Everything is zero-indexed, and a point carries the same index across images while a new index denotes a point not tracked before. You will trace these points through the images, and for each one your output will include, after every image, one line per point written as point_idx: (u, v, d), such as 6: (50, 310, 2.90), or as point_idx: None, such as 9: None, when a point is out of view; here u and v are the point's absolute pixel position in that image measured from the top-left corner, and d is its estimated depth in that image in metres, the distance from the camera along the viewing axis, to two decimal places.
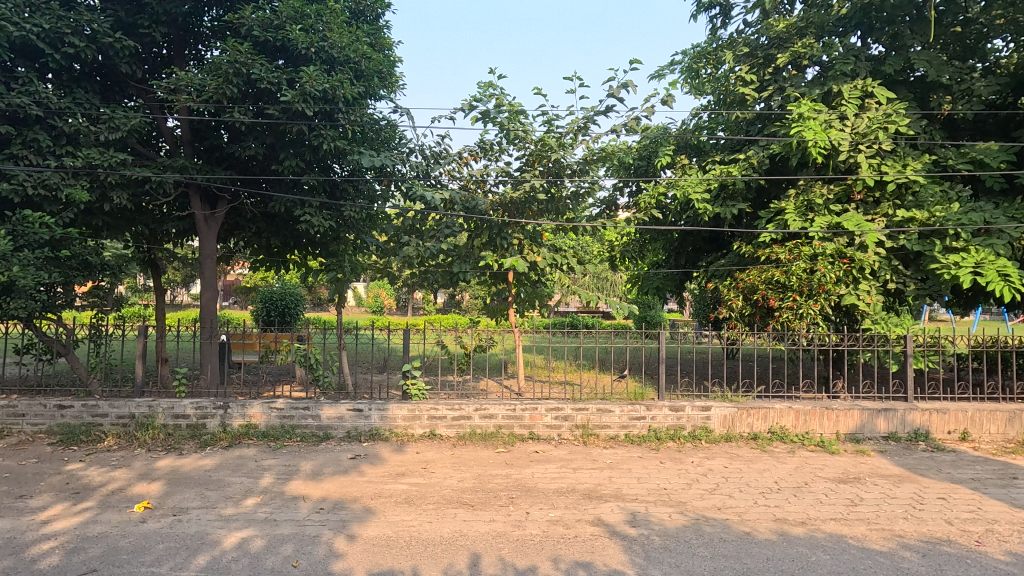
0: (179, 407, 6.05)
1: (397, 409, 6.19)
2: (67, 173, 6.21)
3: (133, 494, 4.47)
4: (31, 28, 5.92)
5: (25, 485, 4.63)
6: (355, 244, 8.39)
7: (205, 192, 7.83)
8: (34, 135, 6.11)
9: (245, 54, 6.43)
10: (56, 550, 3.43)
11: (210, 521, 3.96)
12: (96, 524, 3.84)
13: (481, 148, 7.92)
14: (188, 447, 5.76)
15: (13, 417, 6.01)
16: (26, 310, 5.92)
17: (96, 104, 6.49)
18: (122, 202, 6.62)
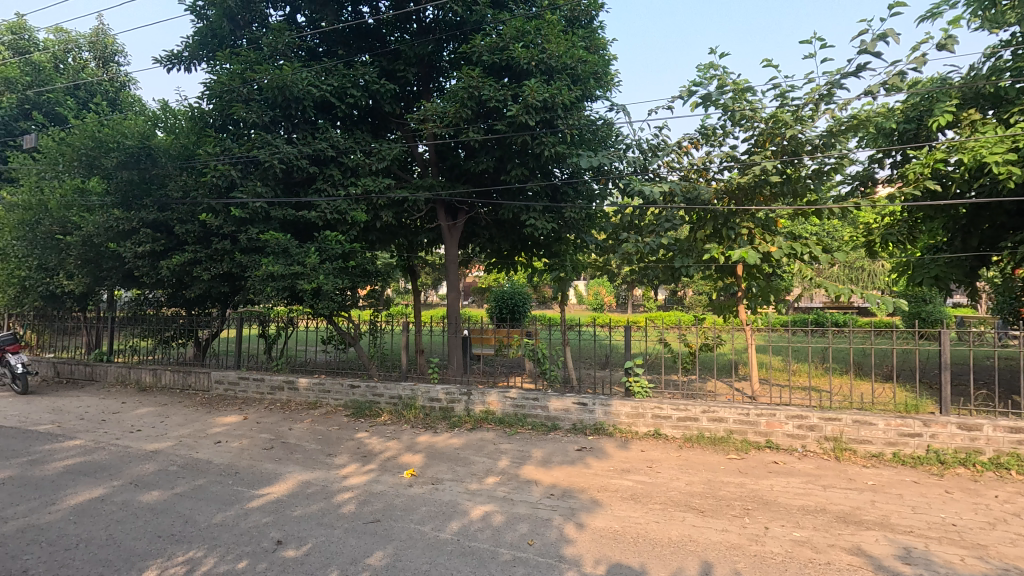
0: (434, 391, 7.05)
1: (621, 406, 6.23)
2: (352, 200, 7.74)
3: (402, 462, 5.38)
4: (327, 88, 7.50)
5: (332, 446, 5.94)
6: (576, 244, 8.68)
7: (448, 205, 8.97)
8: (331, 172, 7.75)
9: (477, 78, 7.15)
10: (353, 499, 4.32)
11: (460, 493, 4.53)
12: (379, 483, 4.73)
13: (703, 134, 7.47)
14: (441, 426, 6.68)
15: (323, 392, 7.73)
16: (329, 309, 7.56)
17: (369, 141, 7.98)
18: (388, 219, 8.02)
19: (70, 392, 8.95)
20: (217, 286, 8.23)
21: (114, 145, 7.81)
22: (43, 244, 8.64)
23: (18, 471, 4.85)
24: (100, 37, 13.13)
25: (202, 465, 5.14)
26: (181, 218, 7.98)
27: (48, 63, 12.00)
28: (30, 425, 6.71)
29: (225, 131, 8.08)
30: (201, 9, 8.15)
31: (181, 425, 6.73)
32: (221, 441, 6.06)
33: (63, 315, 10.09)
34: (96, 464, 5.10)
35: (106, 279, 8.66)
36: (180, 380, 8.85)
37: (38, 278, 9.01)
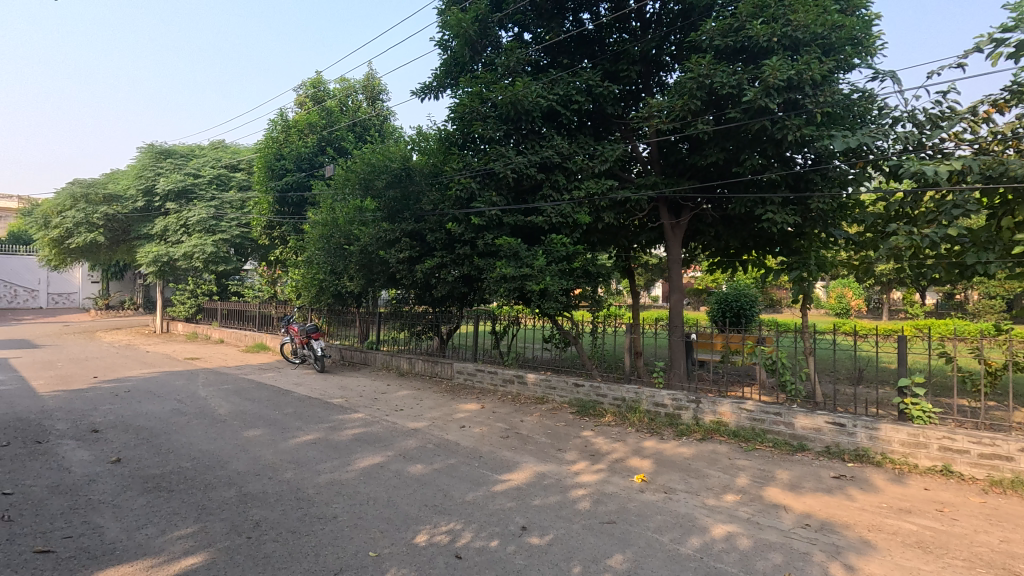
0: (659, 396, 6.82)
1: (892, 432, 5.20)
2: (575, 203, 7.94)
3: (631, 466, 5.30)
4: (554, 97, 7.84)
5: (560, 441, 6.15)
6: (822, 239, 7.52)
7: (671, 203, 8.60)
8: (555, 177, 8.07)
9: (708, 65, 6.68)
10: (586, 497, 4.37)
11: (697, 507, 4.26)
12: (610, 485, 4.72)
13: (1013, 93, 5.83)
14: (668, 433, 6.42)
15: (549, 388, 8.08)
16: (555, 309, 7.87)
17: (592, 144, 8.09)
18: (610, 220, 8.03)
19: (351, 373, 10.97)
20: (459, 287, 9.20)
21: (383, 169, 9.33)
22: (334, 253, 10.70)
23: (323, 435, 6.08)
24: (370, 81, 16.00)
25: (451, 446, 5.78)
26: (431, 228, 9.14)
27: (336, 107, 14.95)
28: (327, 398, 8.39)
29: (465, 148, 8.98)
30: (447, 42, 9.17)
31: (433, 408, 7.69)
32: (465, 426, 6.74)
33: (346, 310, 12.41)
34: (374, 435, 6.12)
35: (376, 280, 10.33)
36: (429, 369, 10.16)
37: (330, 280, 11.17)
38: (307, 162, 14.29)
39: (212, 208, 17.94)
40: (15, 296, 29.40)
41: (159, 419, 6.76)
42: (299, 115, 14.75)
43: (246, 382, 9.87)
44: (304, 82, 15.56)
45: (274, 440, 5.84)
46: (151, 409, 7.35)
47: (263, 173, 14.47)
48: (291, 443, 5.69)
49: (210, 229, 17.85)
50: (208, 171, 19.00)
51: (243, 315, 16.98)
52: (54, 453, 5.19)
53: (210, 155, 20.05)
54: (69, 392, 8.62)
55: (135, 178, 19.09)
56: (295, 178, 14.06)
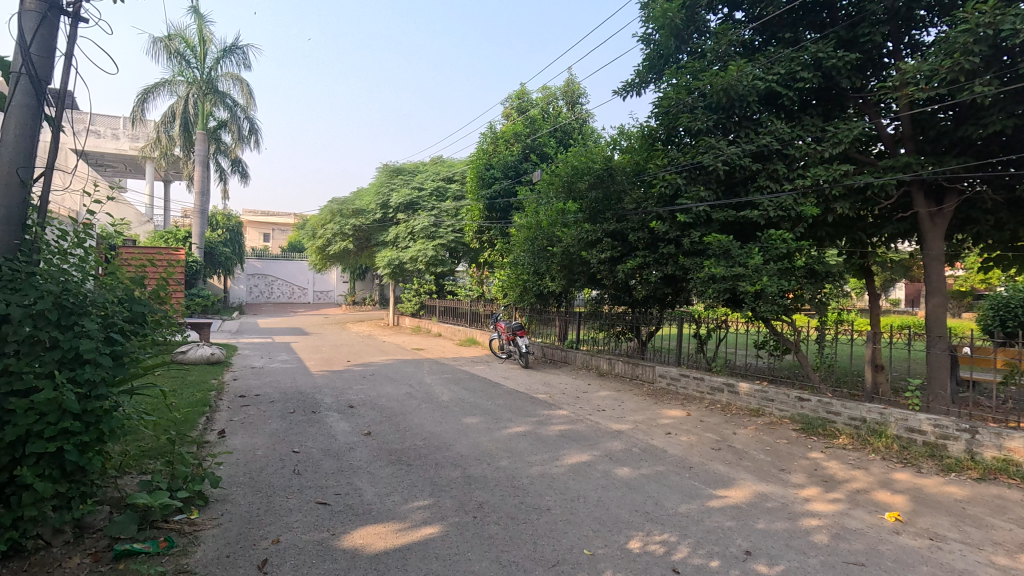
0: (914, 420, 5.69)
1: None
2: (799, 194, 7.04)
3: (878, 500, 4.48)
4: (774, 78, 7.10)
5: (783, 461, 5.49)
6: None
7: (929, 187, 7.08)
8: (774, 166, 7.27)
9: (992, 12, 5.30)
10: (823, 530, 3.82)
11: (981, 564, 3.41)
12: (852, 519, 4.05)
13: None
14: (927, 466, 5.29)
15: (766, 400, 7.30)
16: (773, 313, 7.07)
17: (821, 125, 7.09)
18: (845, 211, 6.92)
19: (553, 370, 11.35)
20: (661, 288, 8.82)
21: (586, 171, 9.45)
22: (538, 255, 11.18)
23: (531, 428, 6.38)
24: (570, 86, 16.51)
25: (658, 452, 5.57)
26: (634, 227, 8.94)
27: (539, 115, 15.69)
28: (533, 393, 8.80)
29: (669, 143, 8.61)
30: (650, 35, 8.89)
31: (635, 411, 7.52)
32: (671, 433, 6.44)
33: (547, 309, 12.89)
34: (579, 433, 6.21)
35: (577, 280, 10.51)
36: (629, 370, 9.97)
37: (533, 280, 11.70)
38: (513, 169, 15.23)
39: (433, 217, 20.26)
40: (293, 293, 37.02)
41: (396, 401, 7.82)
42: (505, 126, 15.79)
43: (461, 372, 10.89)
44: (510, 95, 16.64)
45: (489, 428, 6.31)
46: (390, 392, 8.55)
47: (474, 183, 15.78)
48: (504, 433, 6.09)
49: (431, 235, 20.18)
50: (429, 184, 21.54)
51: (457, 312, 18.82)
52: (324, 423, 6.36)
53: (431, 170, 22.66)
54: (331, 373, 10.51)
55: (375, 194, 22.51)
56: (502, 185, 15.09)
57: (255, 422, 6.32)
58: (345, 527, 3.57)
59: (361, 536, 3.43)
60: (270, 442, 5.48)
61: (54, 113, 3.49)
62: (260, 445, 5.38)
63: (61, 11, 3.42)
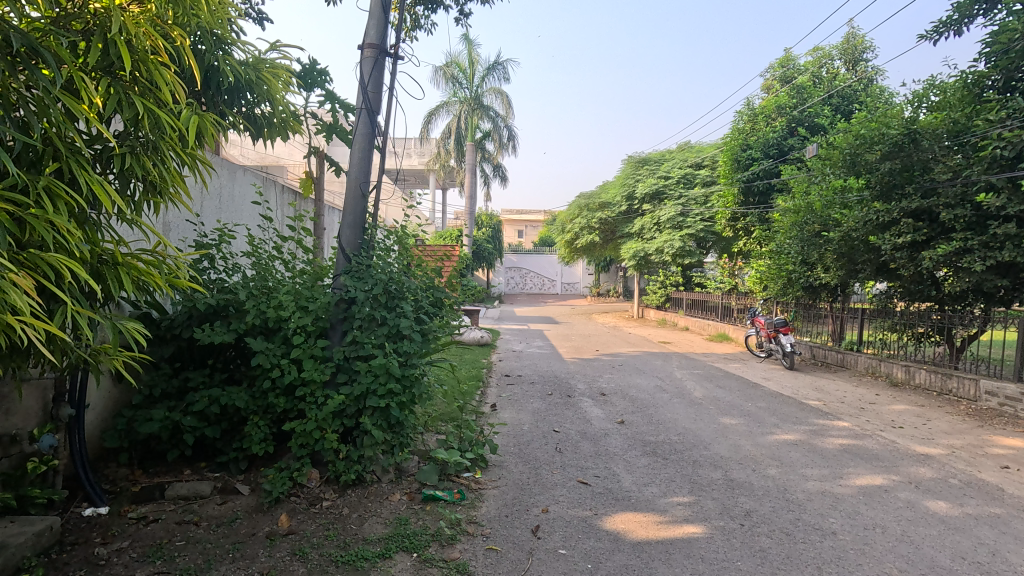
0: None
1: None
2: None
3: None
4: None
5: None
6: None
7: None
8: None
9: None
10: None
11: None
12: None
13: None
14: None
15: None
16: None
17: None
18: None
19: (826, 374, 9.82)
20: (993, 280, 6.78)
21: (878, 139, 7.78)
22: (807, 242, 9.77)
23: (804, 438, 5.63)
24: (850, 42, 14.06)
25: (991, 489, 4.33)
26: (949, 203, 7.02)
27: (809, 81, 13.70)
28: (802, 398, 7.77)
29: (1010, 90, 6.66)
30: None
31: (950, 434, 6.00)
32: (1011, 467, 4.94)
33: (818, 304, 11.21)
34: (869, 451, 5.23)
35: (860, 271, 8.83)
36: (937, 382, 8.00)
37: (801, 271, 10.27)
38: (776, 147, 13.65)
39: (680, 206, 19.45)
40: (544, 284, 39.89)
41: (647, 393, 7.76)
42: (766, 100, 14.26)
43: (714, 369, 10.25)
44: (772, 64, 14.94)
45: (752, 432, 5.78)
46: (639, 383, 8.53)
47: (728, 166, 14.56)
48: (771, 440, 5.49)
49: (678, 225, 19.41)
50: (676, 172, 20.77)
51: (707, 305, 17.78)
52: (579, 407, 6.68)
53: (678, 156, 21.87)
54: (581, 360, 10.98)
55: (620, 187, 22.72)
56: (762, 166, 13.62)
57: (519, 400, 6.99)
58: (606, 509, 3.69)
59: (622, 521, 3.49)
60: (534, 420, 5.99)
61: (380, 137, 4.37)
62: (526, 421, 5.92)
63: (386, 53, 4.26)
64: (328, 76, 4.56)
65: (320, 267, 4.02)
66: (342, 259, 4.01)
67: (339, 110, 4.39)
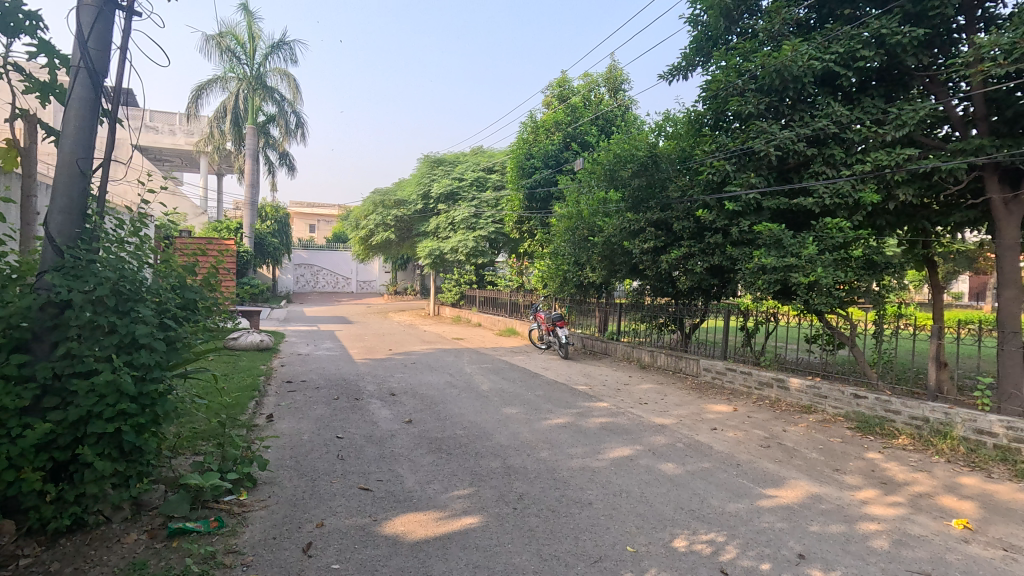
0: (983, 421, 5.27)
1: None
2: (857, 180, 6.65)
3: (944, 506, 4.17)
4: (831, 57, 6.71)
5: (838, 461, 5.18)
6: None
7: (1005, 172, 6.56)
8: (831, 151, 6.88)
9: None
10: (883, 535, 3.55)
11: None
12: (916, 524, 3.78)
13: None
14: (998, 471, 4.90)
15: (817, 397, 6.95)
16: (828, 306, 6.71)
17: (882, 107, 6.68)
18: (909, 198, 6.47)
19: (593, 362, 11.20)
20: (708, 279, 8.47)
21: (629, 158, 9.20)
22: (578, 245, 11.03)
23: (572, 420, 6.30)
24: (612, 73, 16.21)
25: (704, 448, 5.39)
26: (679, 216, 8.62)
27: (581, 102, 15.39)
28: (573, 384, 8.71)
29: (718, 128, 8.30)
30: (698, 15, 8.55)
31: (679, 405, 7.33)
32: (717, 428, 6.23)
33: (588, 300, 12.70)
34: (621, 427, 6.08)
35: (618, 271, 10.25)
36: (672, 363, 9.72)
37: (573, 271, 11.53)
38: (554, 159, 15.12)
39: (473, 207, 20.25)
40: (338, 282, 37.92)
41: (437, 390, 7.88)
42: (546, 115, 15.67)
43: (500, 362, 10.90)
44: (550, 83, 16.43)
45: (529, 419, 6.27)
46: (430, 380, 8.64)
47: (515, 172, 15.71)
48: (544, 424, 6.03)
49: (471, 226, 20.20)
50: (469, 175, 21.52)
51: (496, 302, 18.85)
52: (367, 410, 6.46)
53: (471, 160, 22.66)
54: (373, 361, 10.69)
55: (416, 185, 22.77)
56: (542, 175, 14.99)
57: (300, 407, 6.49)
58: (385, 513, 3.61)
59: (402, 523, 3.45)
60: (315, 428, 5.61)
61: (110, 104, 3.60)
62: (306, 430, 5.51)
63: (117, 6, 3.54)
64: (40, 22, 3.61)
65: (19, 263, 3.17)
66: (51, 253, 3.19)
67: (56, 66, 3.51)
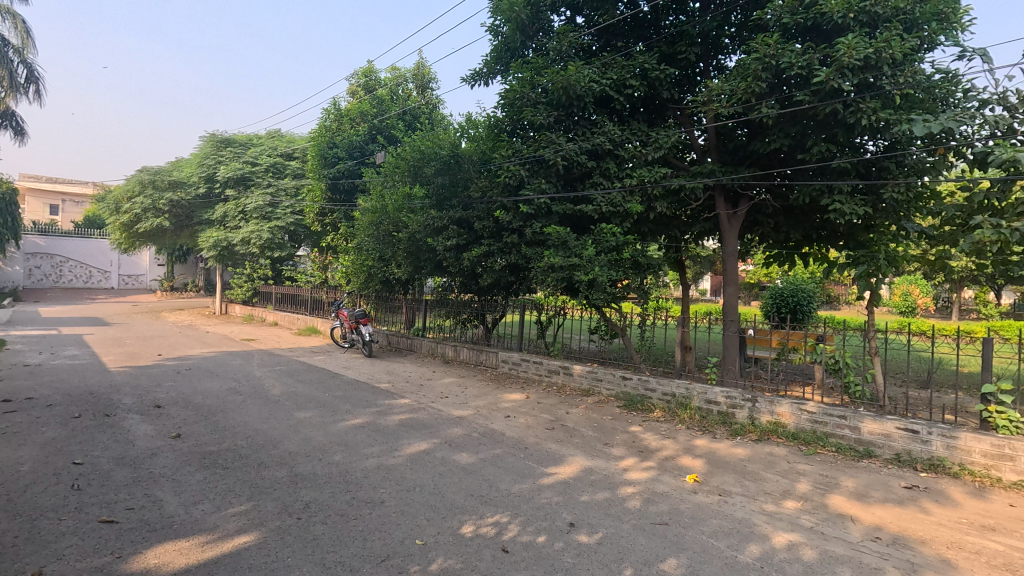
0: (711, 393, 6.52)
1: (973, 441, 4.81)
2: (626, 192, 7.66)
3: (682, 465, 5.06)
4: (607, 82, 7.60)
5: (608, 436, 5.94)
6: (893, 233, 6.99)
7: (729, 192, 8.18)
8: (607, 165, 7.80)
9: (775, 45, 6.21)
10: (636, 496, 4.16)
11: (755, 512, 3.99)
12: (661, 483, 4.51)
13: None
14: (720, 432, 6.12)
15: (595, 380, 7.87)
16: (603, 301, 7.61)
17: (646, 130, 7.79)
18: (664, 209, 7.67)
19: (397, 359, 11.09)
20: (505, 276, 8.98)
21: (433, 156, 9.32)
22: (382, 240, 10.79)
23: (371, 419, 6.14)
24: (420, 70, 16.18)
25: (497, 435, 5.71)
26: (480, 216, 8.98)
27: (387, 95, 15.06)
28: (375, 382, 8.50)
29: (514, 135, 8.83)
30: (498, 26, 9.01)
31: (478, 397, 7.66)
32: (511, 416, 6.65)
33: (393, 297, 12.51)
34: (420, 422, 6.12)
35: (423, 268, 10.30)
36: (475, 357, 10.11)
37: (378, 267, 11.25)
38: (358, 150, 14.54)
39: (268, 195, 18.46)
40: (91, 276, 31.37)
41: (217, 397, 7.01)
42: (350, 104, 15.01)
43: (297, 364, 10.14)
44: (356, 71, 15.77)
45: (324, 422, 5.94)
46: (209, 387, 7.64)
47: (315, 161, 14.79)
48: (340, 426, 5.77)
49: (265, 216, 18.39)
50: (264, 159, 19.54)
51: (295, 300, 17.48)
52: (121, 427, 5.45)
53: (266, 144, 20.47)
54: (135, 369, 9.07)
55: (197, 165, 19.93)
56: (346, 166, 14.33)
57: (21, 431, 5.19)
58: (135, 547, 3.07)
59: (156, 556, 2.98)
60: (42, 454, 4.54)
61: None
62: (27, 458, 4.42)
63: None
64: None
65: None
66: None
67: None
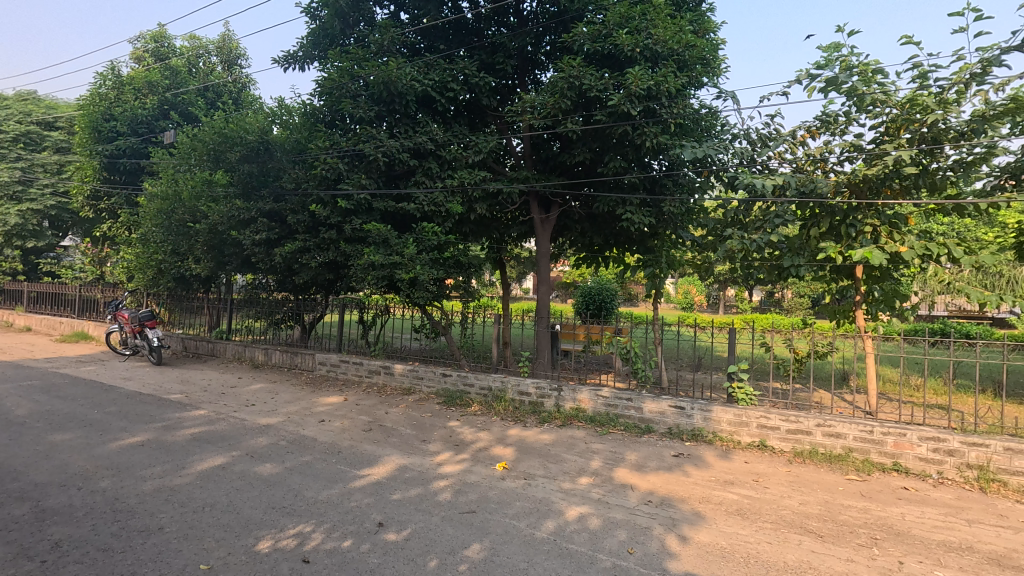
0: (524, 385, 6.97)
1: (723, 413, 5.88)
2: (448, 192, 7.79)
3: (494, 454, 5.33)
4: (428, 82, 7.65)
5: (426, 432, 6.01)
6: (671, 240, 8.20)
7: (542, 198, 8.82)
8: (428, 165, 7.84)
9: (578, 67, 6.87)
10: (448, 489, 4.29)
11: (554, 491, 4.38)
12: (473, 473, 4.70)
13: (823, 122, 6.52)
14: (530, 421, 6.58)
15: (415, 378, 7.88)
16: (425, 299, 7.64)
17: (467, 133, 8.01)
18: (483, 211, 7.98)
19: (195, 365, 9.83)
20: (322, 274, 8.52)
21: (238, 140, 8.45)
22: (175, 231, 9.47)
23: (154, 436, 5.36)
24: (227, 43, 14.52)
25: (309, 441, 5.40)
26: (293, 209, 8.38)
27: (184, 67, 13.24)
28: (164, 393, 7.44)
29: (333, 126, 8.42)
30: (315, 9, 8.53)
31: (290, 402, 7.16)
32: (325, 420, 6.35)
33: (191, 296, 11.06)
34: (217, 434, 5.52)
35: (228, 264, 9.29)
36: (288, 359, 9.42)
37: (171, 262, 9.85)
38: (145, 126, 12.53)
39: (17, 171, 14.95)
40: None
41: None
42: (135, 71, 12.88)
43: (56, 377, 8.40)
44: (143, 34, 13.59)
45: (89, 444, 5.02)
46: None
47: (85, 134, 12.40)
48: (112, 447, 4.94)
49: (13, 196, 14.87)
50: (11, 126, 15.78)
51: (57, 299, 14.45)
52: None
53: (15, 106, 16.58)
54: None
55: None
56: (129, 143, 12.26)
57: None
58: None
59: None
60: None
61: None
62: None
63: None
64: None
65: None
66: None
67: None
